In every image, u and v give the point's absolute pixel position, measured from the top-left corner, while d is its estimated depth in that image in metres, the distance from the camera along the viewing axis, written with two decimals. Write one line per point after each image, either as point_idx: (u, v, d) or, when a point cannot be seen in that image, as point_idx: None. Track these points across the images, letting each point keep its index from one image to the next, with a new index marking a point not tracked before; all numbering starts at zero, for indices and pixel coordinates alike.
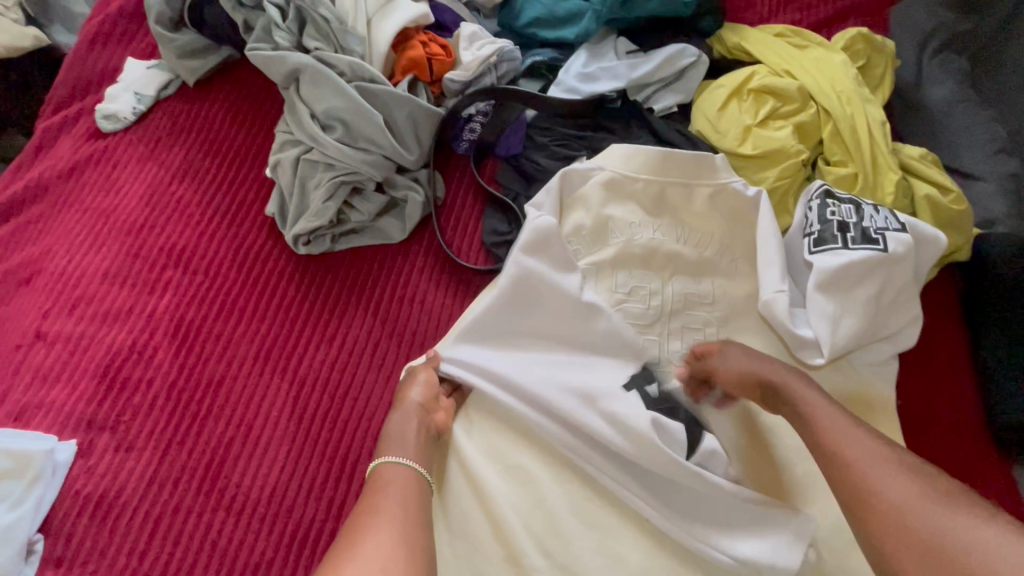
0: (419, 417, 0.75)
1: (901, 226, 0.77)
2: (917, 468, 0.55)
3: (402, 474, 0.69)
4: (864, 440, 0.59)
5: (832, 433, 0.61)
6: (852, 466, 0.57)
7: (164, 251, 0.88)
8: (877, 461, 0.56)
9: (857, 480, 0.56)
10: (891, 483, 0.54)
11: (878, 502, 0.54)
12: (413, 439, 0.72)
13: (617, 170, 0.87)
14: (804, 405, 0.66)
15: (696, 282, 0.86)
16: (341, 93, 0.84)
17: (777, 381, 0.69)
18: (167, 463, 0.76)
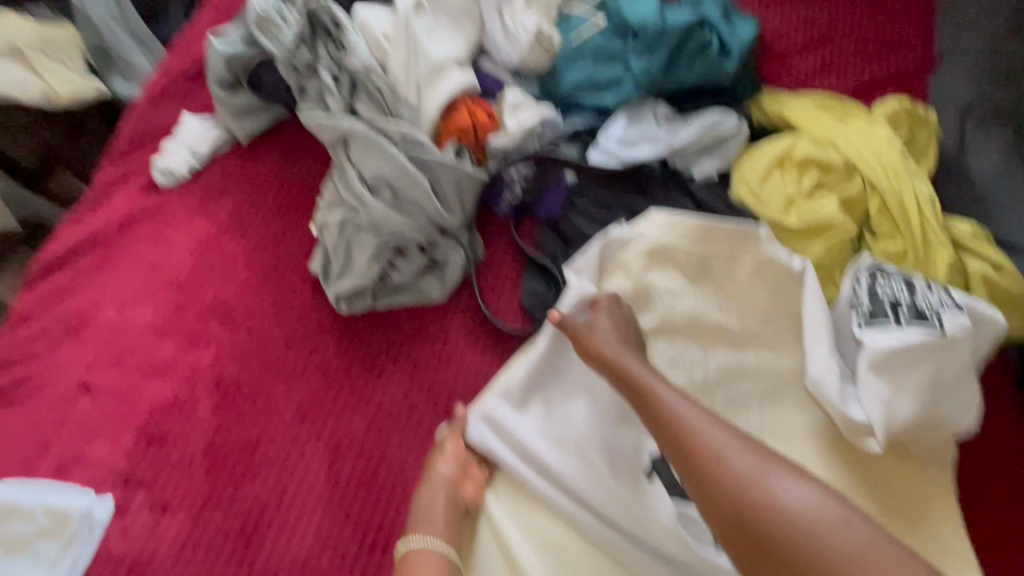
0: (446, 492, 0.75)
1: (957, 306, 0.74)
2: (744, 440, 0.64)
3: (433, 561, 0.70)
4: (708, 418, 0.66)
5: (676, 411, 0.67)
6: (692, 442, 0.64)
7: (209, 306, 0.90)
8: (714, 436, 0.64)
9: (699, 455, 0.63)
10: (730, 457, 0.62)
11: (718, 474, 0.62)
12: (440, 514, 0.73)
13: (658, 237, 0.87)
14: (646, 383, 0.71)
15: (739, 352, 0.84)
16: (392, 160, 0.86)
17: (626, 360, 0.74)
18: (202, 525, 0.75)
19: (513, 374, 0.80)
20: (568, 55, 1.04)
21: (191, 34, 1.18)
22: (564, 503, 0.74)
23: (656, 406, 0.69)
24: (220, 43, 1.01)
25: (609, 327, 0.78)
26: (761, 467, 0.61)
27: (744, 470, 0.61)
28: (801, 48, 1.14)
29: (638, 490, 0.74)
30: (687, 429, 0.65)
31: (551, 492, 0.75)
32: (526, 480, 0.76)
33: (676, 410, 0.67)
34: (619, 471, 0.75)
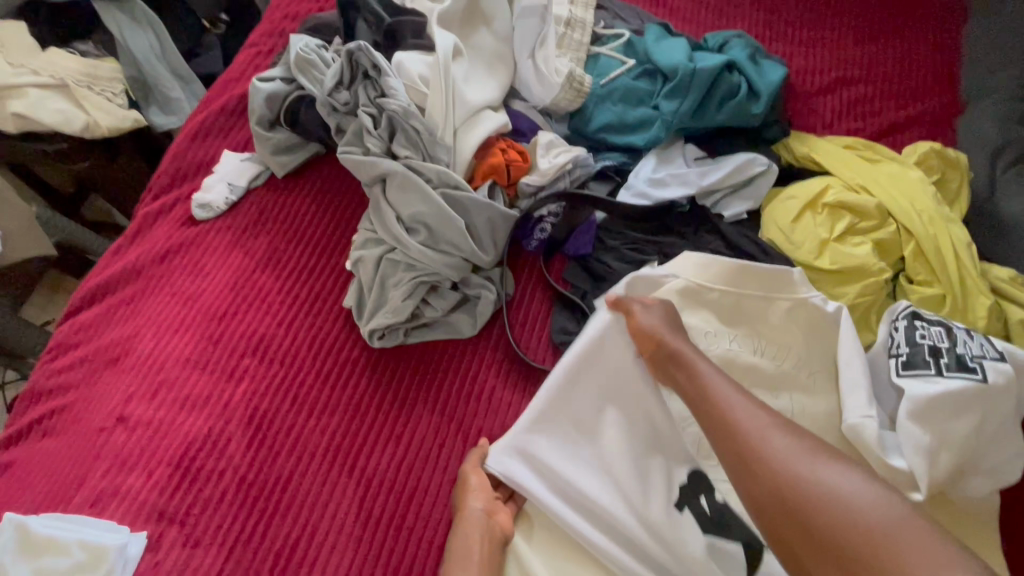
0: (478, 530, 0.73)
1: (999, 354, 0.74)
2: (788, 424, 0.64)
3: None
4: (750, 402, 0.68)
5: (721, 394, 0.69)
6: (732, 422, 0.66)
7: (245, 338, 0.91)
8: (756, 418, 0.65)
9: (740, 434, 0.65)
10: (769, 438, 0.63)
11: (757, 453, 0.62)
12: (475, 555, 0.72)
13: (690, 278, 0.87)
14: (693, 364, 0.74)
15: (774, 396, 0.83)
16: (427, 200, 0.88)
17: (677, 345, 0.76)
18: (233, 562, 0.75)
19: (537, 400, 0.80)
20: (598, 96, 1.07)
21: (231, 73, 1.22)
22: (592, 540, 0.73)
23: (701, 388, 0.71)
24: (262, 83, 1.05)
25: (649, 322, 0.79)
26: (800, 449, 0.61)
27: (784, 450, 0.61)
28: (826, 89, 1.16)
29: (668, 526, 0.73)
30: (728, 410, 0.67)
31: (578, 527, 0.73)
32: (554, 514, 0.74)
33: (722, 393, 0.69)
34: (648, 503, 0.74)
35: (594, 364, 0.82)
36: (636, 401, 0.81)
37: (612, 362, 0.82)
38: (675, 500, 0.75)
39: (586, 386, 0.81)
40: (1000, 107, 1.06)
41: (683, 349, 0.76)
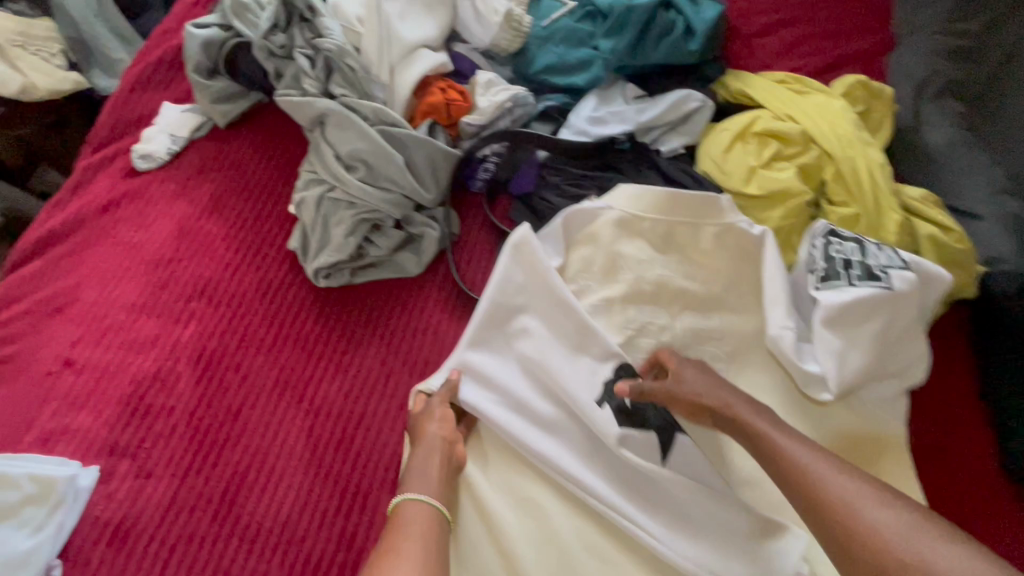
0: (429, 455, 0.77)
1: (904, 264, 0.79)
2: (880, 490, 0.60)
3: (419, 510, 0.72)
4: (833, 467, 0.63)
5: (801, 462, 0.65)
6: (817, 492, 0.62)
7: (190, 284, 0.92)
8: (843, 485, 0.61)
9: (829, 505, 0.60)
10: (865, 509, 0.58)
11: (852, 526, 0.58)
12: (428, 473, 0.76)
13: (625, 209, 0.91)
14: (763, 435, 0.70)
15: (706, 316, 0.89)
16: (365, 136, 0.88)
17: (729, 408, 0.75)
18: (185, 490, 0.77)
19: (471, 324, 0.89)
20: (540, 38, 1.07)
21: (169, 24, 1.19)
22: (524, 442, 0.81)
23: (780, 457, 0.67)
24: (197, 30, 1.02)
25: (699, 379, 0.79)
26: (906, 523, 0.56)
27: (884, 523, 0.56)
28: (764, 30, 1.18)
29: (599, 425, 0.80)
30: (810, 473, 0.63)
31: (512, 431, 0.82)
32: (493, 422, 0.82)
33: (803, 462, 0.65)
34: (577, 403, 0.82)
35: (518, 285, 0.90)
36: (561, 314, 0.89)
37: (534, 281, 0.90)
38: (596, 398, 0.84)
39: (514, 306, 0.90)
40: (929, 40, 1.09)
41: (746, 417, 0.73)
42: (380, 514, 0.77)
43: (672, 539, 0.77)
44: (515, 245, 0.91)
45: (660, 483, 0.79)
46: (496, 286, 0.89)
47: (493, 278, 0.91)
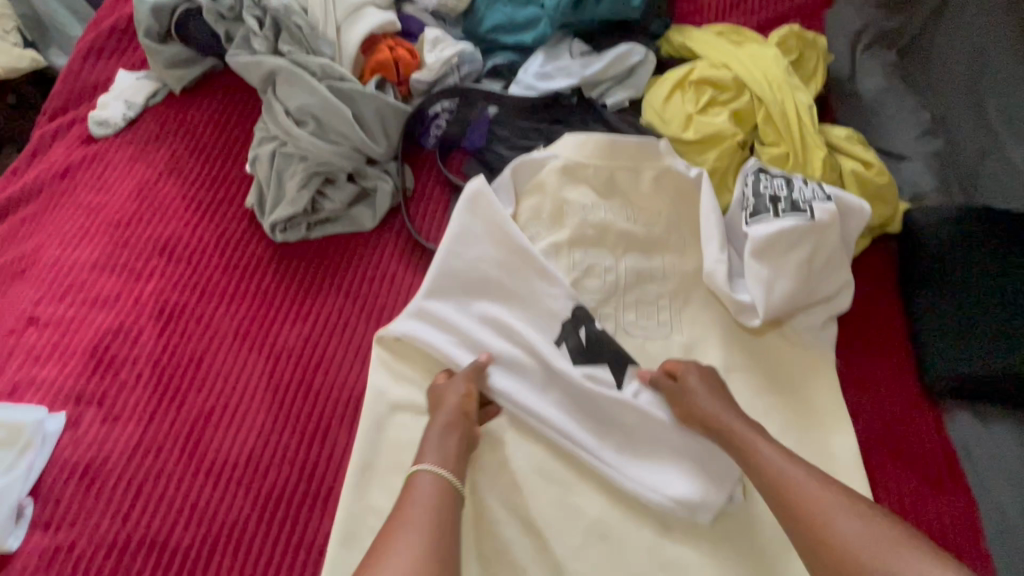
0: (444, 428, 0.77)
1: (827, 196, 0.84)
2: (858, 504, 0.64)
3: (430, 481, 0.72)
4: (813, 480, 0.68)
5: (783, 475, 0.69)
6: (800, 505, 0.66)
7: (151, 242, 0.95)
8: (823, 498, 0.65)
9: (811, 516, 0.65)
10: (841, 522, 0.63)
11: (829, 538, 0.62)
12: (440, 444, 0.75)
13: (569, 157, 0.95)
14: (753, 450, 0.73)
15: (648, 258, 0.94)
16: (313, 92, 0.91)
17: (729, 423, 0.76)
18: (151, 432, 0.81)
19: (431, 272, 0.91)
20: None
21: None
22: (481, 379, 0.85)
23: (764, 468, 0.71)
24: None
25: (703, 394, 0.79)
26: (875, 534, 0.60)
27: (858, 536, 0.61)
28: None
29: (551, 360, 0.86)
30: (794, 487, 0.68)
31: (470, 369, 0.85)
32: (453, 363, 0.86)
33: (788, 475, 0.69)
34: (531, 339, 0.87)
35: (475, 236, 0.93)
36: (516, 261, 0.92)
37: (491, 231, 0.93)
38: (555, 338, 0.89)
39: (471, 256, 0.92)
40: None
41: (738, 429, 0.75)
42: (340, 450, 0.81)
43: (626, 466, 0.81)
44: (471, 196, 0.94)
45: (618, 414, 0.83)
46: (453, 236, 0.92)
47: (450, 229, 0.94)
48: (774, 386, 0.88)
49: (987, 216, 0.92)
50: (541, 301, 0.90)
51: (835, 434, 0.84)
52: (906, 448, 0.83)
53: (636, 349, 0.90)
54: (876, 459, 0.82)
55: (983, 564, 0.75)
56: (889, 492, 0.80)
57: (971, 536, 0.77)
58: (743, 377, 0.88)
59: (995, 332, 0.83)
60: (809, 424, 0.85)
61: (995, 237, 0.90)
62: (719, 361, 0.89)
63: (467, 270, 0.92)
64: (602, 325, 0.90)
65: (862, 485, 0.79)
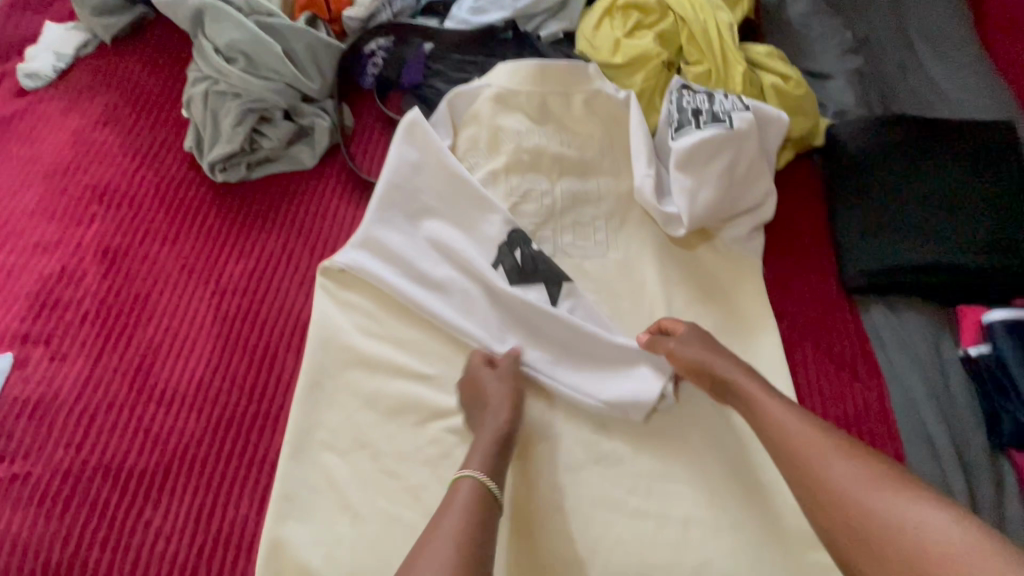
0: (494, 437, 0.75)
1: (745, 106, 0.88)
2: (851, 448, 0.63)
3: (472, 490, 0.69)
4: (809, 426, 0.66)
5: (780, 423, 0.68)
6: (789, 446, 0.66)
7: (90, 189, 0.95)
8: (814, 442, 0.65)
9: (799, 459, 0.64)
10: (833, 468, 0.62)
11: (816, 478, 0.62)
12: (487, 451, 0.73)
13: (502, 85, 0.97)
14: (751, 398, 0.73)
15: (583, 180, 0.97)
16: (241, 27, 0.94)
17: (726, 372, 0.76)
18: (100, 367, 0.83)
19: (371, 204, 0.93)
20: None
21: None
22: (423, 304, 0.87)
23: (759, 415, 0.71)
24: None
25: (700, 350, 0.79)
26: (868, 478, 0.59)
27: (846, 477, 0.60)
28: None
29: (491, 281, 0.88)
30: (786, 433, 0.67)
31: (412, 294, 0.88)
32: (396, 290, 0.87)
33: (778, 419, 0.69)
34: (471, 262, 0.89)
35: (414, 168, 0.95)
36: (454, 189, 0.94)
37: (429, 162, 0.95)
38: (492, 261, 0.91)
39: (411, 188, 0.95)
40: None
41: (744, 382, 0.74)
42: (288, 372, 0.85)
43: (559, 370, 0.85)
44: (408, 128, 0.96)
45: (552, 324, 0.86)
46: (391, 167, 0.94)
47: (388, 161, 0.96)
48: (708, 295, 0.91)
49: (898, 119, 0.96)
50: (476, 226, 0.93)
51: (762, 335, 0.88)
52: (826, 343, 0.88)
53: (573, 269, 0.93)
54: (799, 355, 0.88)
55: (890, 438, 0.81)
56: (809, 382, 0.86)
57: (884, 416, 0.83)
58: (677, 288, 0.91)
59: (903, 229, 0.89)
60: (738, 326, 0.89)
61: (905, 139, 0.95)
62: (655, 275, 0.92)
63: (406, 201, 0.94)
64: (539, 247, 0.93)
65: (785, 378, 0.84)
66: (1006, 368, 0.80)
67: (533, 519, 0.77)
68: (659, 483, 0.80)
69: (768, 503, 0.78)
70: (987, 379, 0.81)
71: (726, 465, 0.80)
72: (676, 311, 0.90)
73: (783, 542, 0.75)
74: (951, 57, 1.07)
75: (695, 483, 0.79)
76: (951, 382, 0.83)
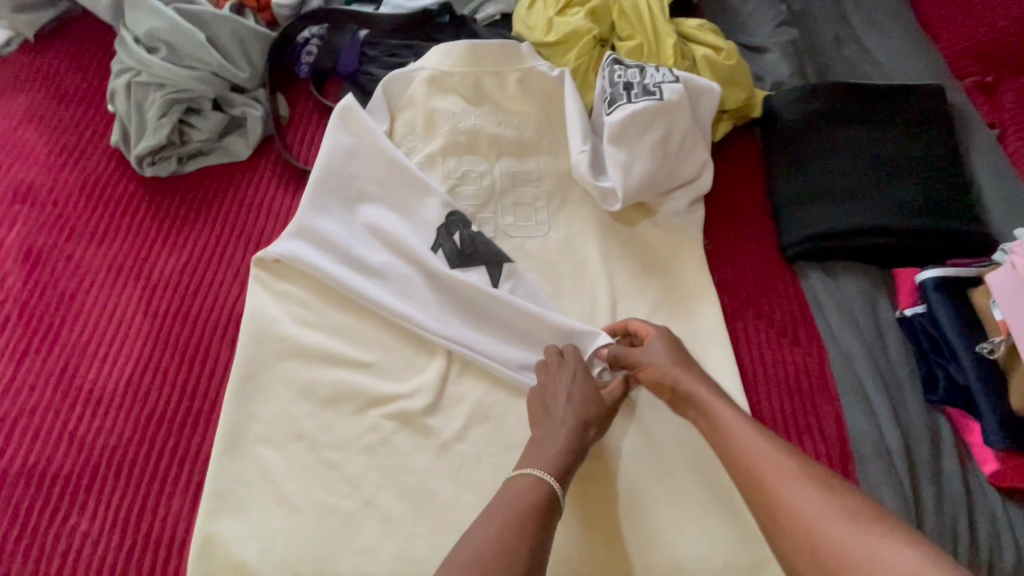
0: (567, 441, 0.72)
1: (675, 78, 0.88)
2: (811, 471, 0.62)
3: (533, 487, 0.67)
4: (768, 443, 0.66)
5: (738, 437, 0.67)
6: (757, 470, 0.64)
7: (12, 190, 0.92)
8: (784, 469, 0.63)
9: (768, 485, 0.62)
10: (793, 491, 0.61)
11: (785, 507, 0.60)
12: (559, 452, 0.71)
13: (435, 67, 0.96)
14: (706, 404, 0.71)
15: (522, 161, 0.96)
16: (160, 15, 0.92)
17: (689, 387, 0.73)
18: (23, 370, 0.80)
19: (305, 193, 0.90)
20: None
21: None
22: (362, 290, 0.84)
23: (715, 426, 0.70)
24: None
25: (656, 359, 0.77)
26: (828, 504, 0.59)
27: (818, 509, 0.59)
28: None
29: (428, 262, 0.86)
30: (743, 449, 0.66)
31: (350, 281, 0.85)
32: (334, 278, 0.85)
33: (749, 442, 0.66)
34: (411, 247, 0.87)
35: (349, 155, 0.93)
36: (391, 175, 0.92)
37: (365, 147, 0.93)
38: (431, 245, 0.89)
39: (347, 174, 0.92)
40: None
41: (698, 392, 0.73)
42: (222, 366, 0.83)
43: (501, 350, 0.84)
44: (341, 114, 0.94)
45: (492, 302, 0.85)
46: (325, 154, 0.92)
47: (322, 148, 0.93)
48: (650, 270, 0.91)
49: (829, 86, 0.97)
50: (415, 210, 0.91)
51: (705, 307, 0.87)
52: (768, 312, 0.88)
53: (514, 249, 0.91)
54: (741, 325, 0.88)
55: (828, 396, 0.82)
56: (751, 350, 0.86)
57: (823, 377, 0.83)
58: (619, 264, 0.91)
59: (841, 196, 0.90)
60: (681, 299, 0.89)
61: (838, 107, 0.96)
62: (595, 251, 0.91)
63: (343, 188, 0.91)
64: (479, 229, 0.91)
65: (726, 347, 0.84)
66: (939, 327, 0.81)
67: (475, 501, 0.75)
68: (605, 460, 0.78)
69: (711, 473, 0.78)
70: (922, 338, 0.83)
71: (668, 438, 0.80)
72: (618, 286, 0.89)
73: (725, 510, 0.76)
74: (884, 26, 1.09)
75: (639, 457, 0.78)
76: (888, 344, 0.85)
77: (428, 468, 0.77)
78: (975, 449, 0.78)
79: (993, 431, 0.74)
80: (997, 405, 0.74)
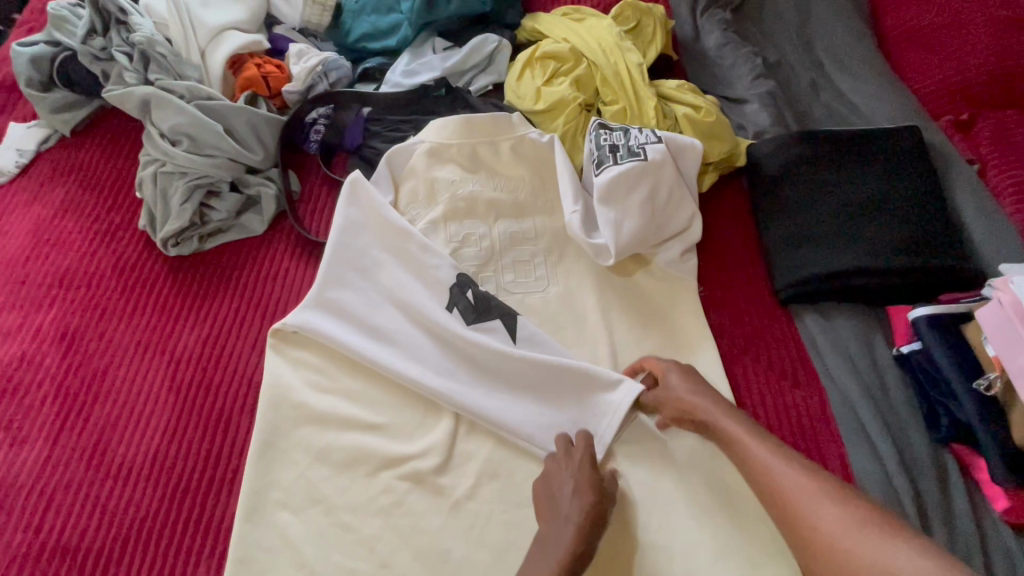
0: (571, 543, 0.70)
1: (657, 139, 0.94)
2: (828, 487, 0.65)
3: None
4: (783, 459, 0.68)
5: (756, 457, 0.70)
6: (772, 483, 0.67)
7: (50, 275, 0.99)
8: (802, 491, 0.65)
9: (786, 503, 0.65)
10: (815, 508, 0.63)
11: (806, 522, 0.63)
12: (563, 555, 0.70)
13: (433, 140, 1.04)
14: (718, 428, 0.74)
15: (519, 221, 1.01)
16: (182, 112, 1.01)
17: (710, 416, 0.76)
18: (58, 449, 0.85)
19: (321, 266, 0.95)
20: (353, 12, 1.21)
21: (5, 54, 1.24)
22: (377, 357, 0.88)
23: (733, 447, 0.72)
24: (23, 47, 1.10)
25: (681, 381, 0.80)
26: (850, 520, 0.61)
27: (835, 524, 0.61)
28: None
29: (438, 324, 0.90)
30: (763, 469, 0.69)
31: (365, 348, 0.88)
32: (349, 346, 0.88)
33: (768, 464, 0.69)
34: (422, 311, 0.91)
35: (360, 227, 0.98)
36: (400, 245, 0.97)
37: (374, 219, 0.98)
38: (445, 305, 0.92)
39: (359, 246, 0.97)
40: None
41: (717, 421, 0.75)
42: (242, 433, 0.87)
43: (512, 409, 0.85)
44: (351, 187, 0.99)
45: (511, 361, 0.87)
46: (339, 227, 0.96)
47: (335, 221, 0.98)
48: (650, 319, 0.94)
49: (815, 135, 1.01)
50: (426, 274, 0.94)
51: (704, 353, 0.90)
52: (766, 354, 0.91)
53: (517, 305, 0.95)
54: (739, 369, 0.90)
55: (830, 437, 0.83)
56: (753, 395, 0.87)
57: (823, 417, 0.85)
58: (618, 314, 0.94)
59: (833, 240, 0.93)
60: (680, 346, 0.92)
61: (825, 153, 0.99)
62: (593, 304, 0.94)
63: (355, 258, 0.96)
64: (483, 288, 0.96)
65: (727, 393, 0.86)
66: (935, 364, 0.82)
67: (488, 560, 0.77)
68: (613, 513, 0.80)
69: (720, 522, 0.78)
70: (921, 373, 0.84)
71: (676, 486, 0.81)
72: (619, 336, 0.92)
73: (736, 559, 0.76)
74: (858, 72, 1.15)
75: (649, 508, 0.80)
76: (886, 382, 0.86)
77: (441, 527, 0.79)
78: (984, 487, 0.78)
79: (999, 469, 0.74)
80: (1002, 442, 0.74)
